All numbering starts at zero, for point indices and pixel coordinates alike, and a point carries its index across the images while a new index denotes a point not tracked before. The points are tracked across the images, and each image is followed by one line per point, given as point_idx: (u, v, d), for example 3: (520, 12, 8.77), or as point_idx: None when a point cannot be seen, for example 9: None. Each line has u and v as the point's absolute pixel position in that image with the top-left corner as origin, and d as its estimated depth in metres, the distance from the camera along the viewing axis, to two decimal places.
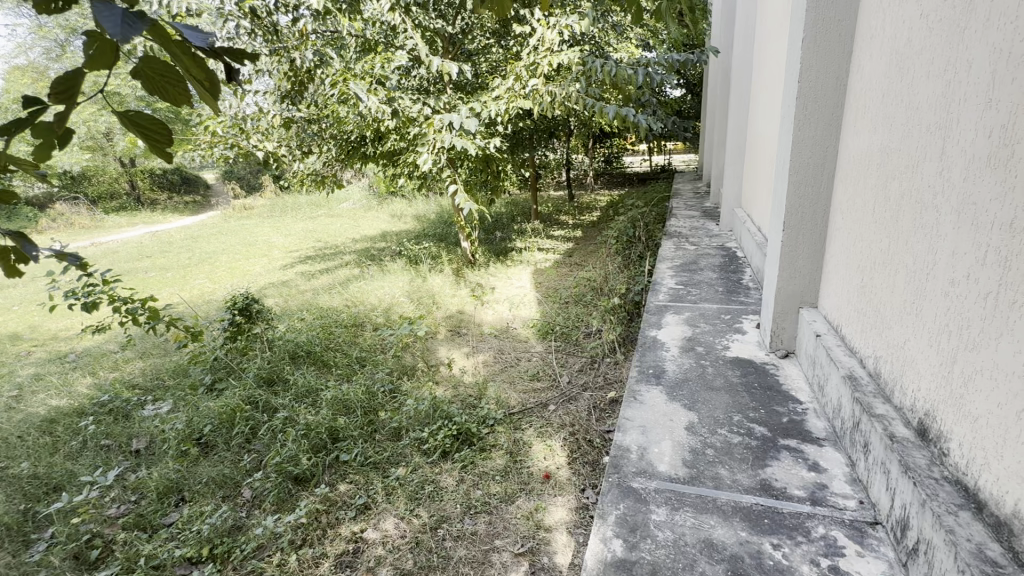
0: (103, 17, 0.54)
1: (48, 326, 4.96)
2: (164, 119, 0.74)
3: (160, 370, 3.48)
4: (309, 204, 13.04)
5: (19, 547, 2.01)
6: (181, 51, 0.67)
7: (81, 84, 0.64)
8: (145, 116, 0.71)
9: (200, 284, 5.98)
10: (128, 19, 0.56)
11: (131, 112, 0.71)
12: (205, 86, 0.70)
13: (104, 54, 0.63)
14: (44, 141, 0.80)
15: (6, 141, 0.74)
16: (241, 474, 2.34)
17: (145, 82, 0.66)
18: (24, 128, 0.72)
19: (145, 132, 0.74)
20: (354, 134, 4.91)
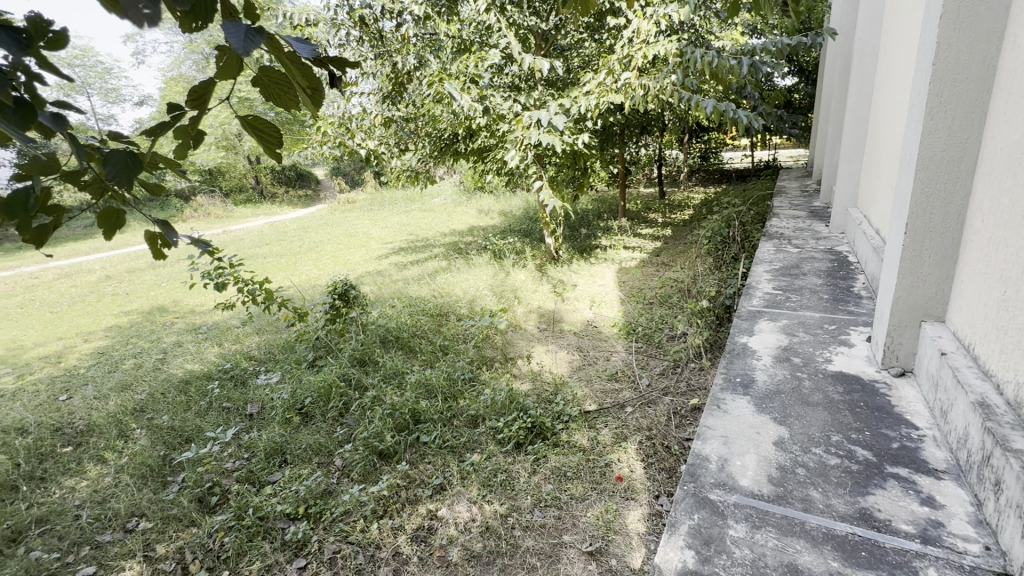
0: (229, 33, 0.61)
1: (188, 301, 5.77)
2: (277, 122, 0.83)
3: (272, 345, 3.91)
4: (405, 199, 13.84)
5: (159, 486, 2.38)
6: (293, 63, 0.74)
7: (212, 94, 0.75)
8: (261, 120, 0.81)
9: (308, 270, 6.61)
10: (249, 34, 0.63)
11: (249, 116, 0.81)
12: (308, 91, 0.78)
13: (231, 67, 0.73)
14: (185, 141, 0.93)
15: (155, 141, 0.88)
16: (334, 444, 2.57)
17: (260, 90, 0.76)
18: (169, 132, 0.84)
19: (257, 132, 0.84)
20: (447, 131, 5.12)
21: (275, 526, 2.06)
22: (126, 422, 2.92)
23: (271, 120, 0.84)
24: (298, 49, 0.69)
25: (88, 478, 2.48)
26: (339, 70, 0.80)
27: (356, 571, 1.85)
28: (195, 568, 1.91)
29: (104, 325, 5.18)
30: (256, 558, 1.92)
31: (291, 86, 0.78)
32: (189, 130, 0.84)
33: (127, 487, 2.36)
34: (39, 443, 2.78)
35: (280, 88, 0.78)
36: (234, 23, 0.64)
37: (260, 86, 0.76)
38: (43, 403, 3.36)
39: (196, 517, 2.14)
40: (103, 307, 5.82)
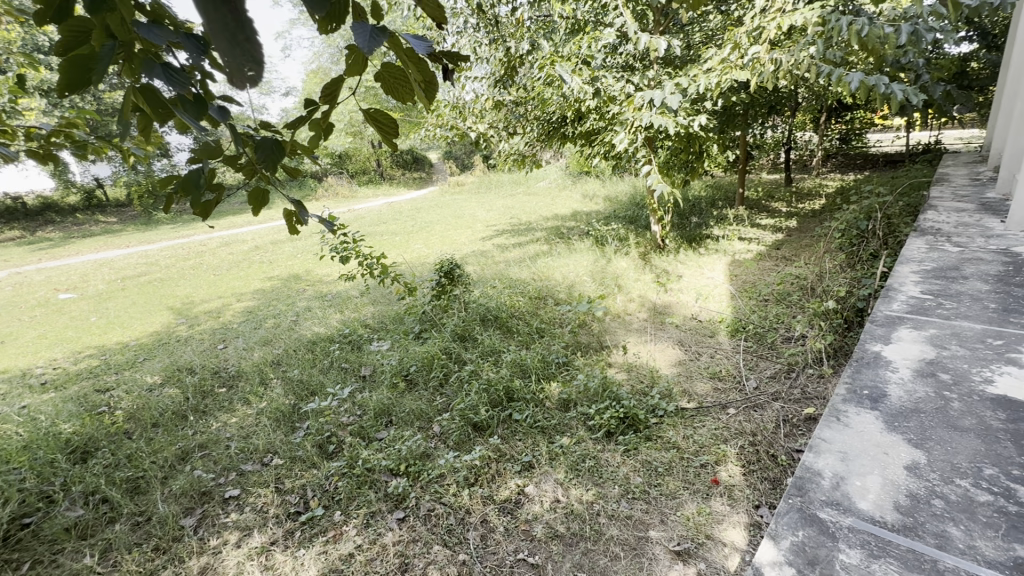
0: (357, 35, 0.67)
1: (317, 271, 6.49)
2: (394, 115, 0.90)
3: (384, 315, 4.26)
4: (512, 183, 14.11)
5: (289, 429, 2.74)
6: (410, 59, 0.78)
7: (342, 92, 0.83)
8: (381, 113, 0.87)
9: (418, 248, 7.06)
10: (372, 34, 0.68)
11: (371, 109, 0.88)
12: (423, 84, 0.81)
13: (358, 65, 0.80)
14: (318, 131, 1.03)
15: (294, 131, 0.98)
16: (434, 411, 2.75)
17: (383, 85, 0.83)
18: (310, 126, 0.96)
19: (378, 124, 0.91)
20: (556, 115, 5.10)
21: (379, 478, 2.28)
22: (266, 372, 3.39)
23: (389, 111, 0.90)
24: (416, 47, 0.73)
25: (236, 416, 2.94)
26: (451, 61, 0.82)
27: (446, 530, 1.99)
28: (314, 504, 2.19)
29: (253, 288, 6.02)
30: (363, 504, 2.14)
31: (405, 80, 0.83)
32: (323, 123, 0.95)
33: (264, 428, 2.75)
34: (202, 382, 3.35)
35: (398, 82, 0.84)
36: (361, 25, 0.70)
37: (381, 81, 0.83)
38: (207, 349, 4.02)
39: (316, 461, 2.44)
40: (252, 273, 6.77)
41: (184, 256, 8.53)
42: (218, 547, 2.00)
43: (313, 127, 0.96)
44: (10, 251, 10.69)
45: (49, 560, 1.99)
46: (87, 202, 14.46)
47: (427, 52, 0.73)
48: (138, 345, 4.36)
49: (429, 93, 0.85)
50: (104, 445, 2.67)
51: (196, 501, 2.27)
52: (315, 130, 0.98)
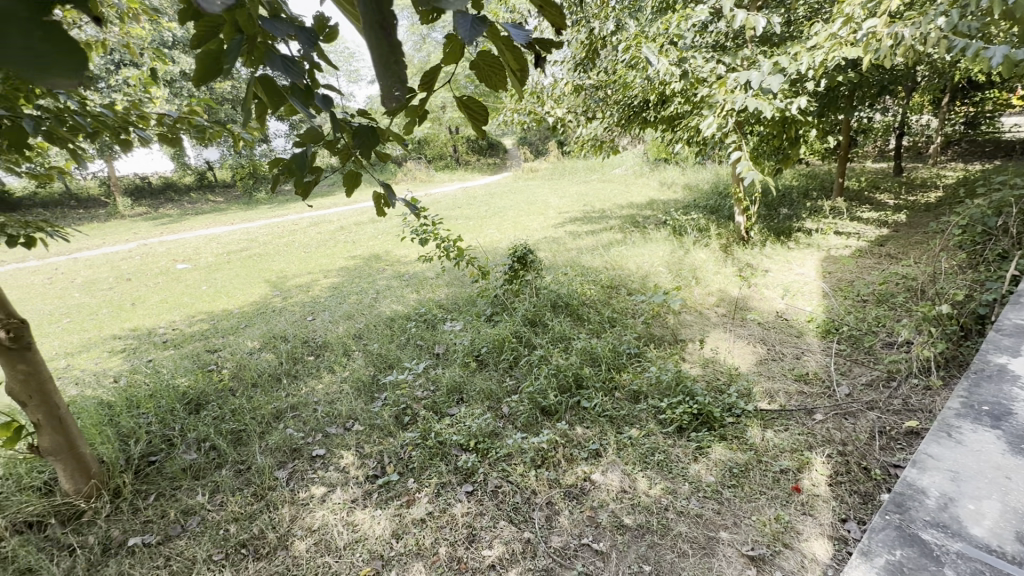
0: (458, 23, 0.66)
1: (396, 252, 6.80)
2: (485, 102, 0.87)
3: (458, 296, 4.40)
4: (586, 170, 13.87)
5: (369, 399, 2.93)
6: (506, 48, 0.75)
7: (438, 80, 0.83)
8: (474, 101, 0.85)
9: (491, 233, 7.17)
10: (474, 24, 0.66)
11: (463, 96, 0.86)
12: (516, 74, 0.78)
13: (455, 52, 0.79)
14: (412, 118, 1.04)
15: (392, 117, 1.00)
16: (503, 392, 2.81)
17: (477, 73, 0.82)
18: (406, 113, 0.98)
19: (469, 112, 0.89)
20: (637, 98, 4.93)
21: (450, 451, 2.38)
22: (349, 344, 3.63)
23: (482, 100, 0.87)
24: (513, 36, 0.71)
25: (323, 383, 3.18)
26: (547, 49, 0.79)
27: (512, 508, 2.04)
28: (390, 469, 2.33)
29: (338, 265, 6.43)
30: (434, 474, 2.25)
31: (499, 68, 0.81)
32: (420, 110, 0.96)
33: (347, 396, 2.96)
34: (294, 350, 3.65)
35: (493, 70, 0.82)
36: (462, 12, 0.69)
37: (476, 68, 0.81)
38: (298, 320, 4.37)
39: (393, 430, 2.59)
40: (338, 251, 7.23)
41: (278, 234, 9.27)
42: (306, 499, 2.19)
43: (410, 113, 0.98)
44: (139, 224, 12.19)
45: (170, 493, 2.28)
46: (200, 182, 16.10)
47: (524, 41, 0.70)
48: (241, 313, 4.83)
49: (522, 81, 0.82)
50: (213, 399, 3.00)
51: (288, 455, 2.50)
52: (410, 116, 1.00)
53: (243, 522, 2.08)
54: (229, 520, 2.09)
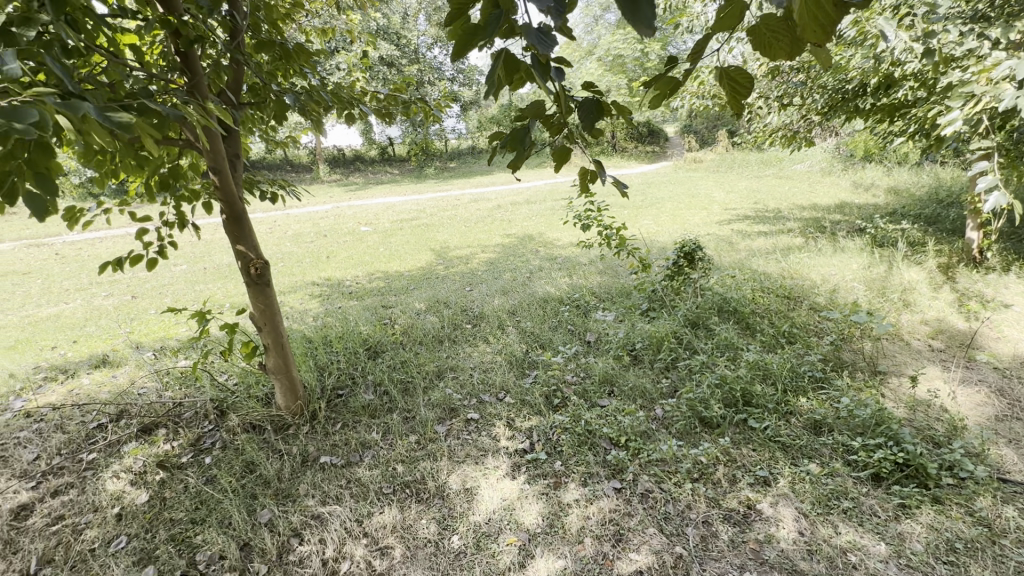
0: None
1: (550, 234, 6.89)
2: (751, 73, 0.75)
3: (611, 285, 4.29)
4: (760, 164, 12.49)
5: (521, 374, 3.01)
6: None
7: (706, 49, 0.75)
8: (741, 72, 0.75)
9: (647, 224, 6.88)
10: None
11: (728, 67, 0.76)
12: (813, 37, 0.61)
13: (732, 17, 0.70)
14: (659, 94, 0.93)
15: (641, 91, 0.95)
16: (658, 393, 2.66)
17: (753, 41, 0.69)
18: (656, 86, 0.91)
19: (732, 87, 0.79)
20: (852, 82, 4.19)
21: (599, 443, 2.33)
22: (503, 319, 3.77)
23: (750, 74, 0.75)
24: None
25: (478, 351, 3.35)
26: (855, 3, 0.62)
27: (664, 517, 1.93)
28: (539, 447, 2.37)
29: (494, 242, 6.74)
30: (583, 462, 2.22)
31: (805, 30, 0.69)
32: (674, 82, 0.88)
33: (500, 367, 3.08)
34: (455, 316, 3.91)
35: (776, 37, 0.69)
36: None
37: (753, 36, 0.69)
38: (458, 289, 4.68)
39: (543, 410, 2.62)
40: (495, 228, 7.59)
41: (442, 207, 10.05)
42: (461, 458, 2.33)
43: (659, 88, 0.92)
44: (334, 189, 14.27)
45: (352, 425, 2.62)
46: (382, 155, 18.21)
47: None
48: (410, 276, 5.34)
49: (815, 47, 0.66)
50: (387, 349, 3.36)
51: (446, 413, 2.69)
52: (659, 91, 0.92)
53: (409, 464, 2.31)
54: (397, 460, 2.34)
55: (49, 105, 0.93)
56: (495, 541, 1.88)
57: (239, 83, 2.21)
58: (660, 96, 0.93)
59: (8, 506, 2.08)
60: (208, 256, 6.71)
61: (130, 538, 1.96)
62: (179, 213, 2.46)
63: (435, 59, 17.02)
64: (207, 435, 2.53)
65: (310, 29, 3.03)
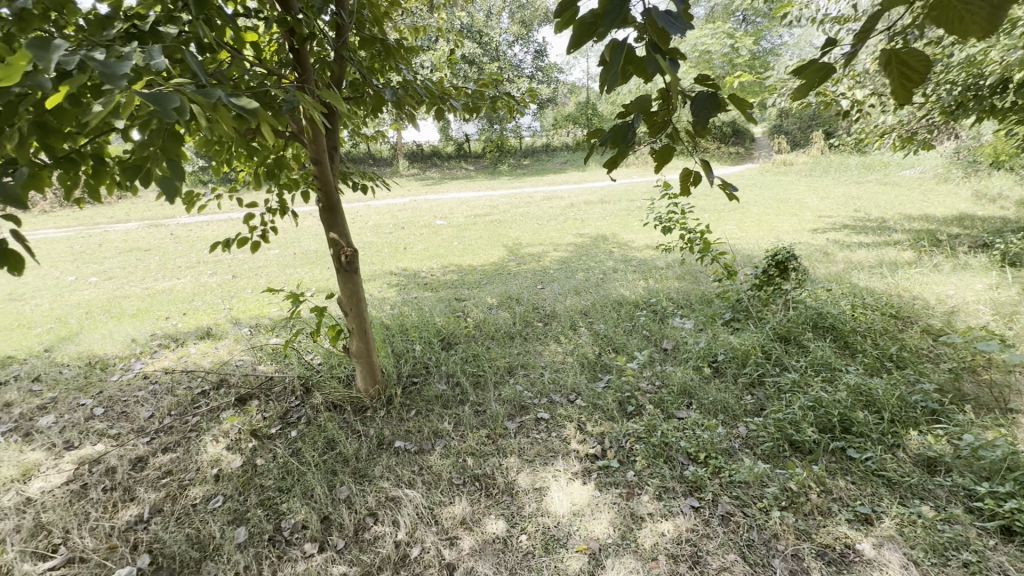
0: None
1: (624, 235, 6.71)
2: (928, 54, 0.66)
3: (690, 291, 4.09)
4: (860, 169, 11.43)
5: (593, 377, 2.94)
6: None
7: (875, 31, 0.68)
8: (917, 54, 0.67)
9: (730, 230, 6.51)
10: None
11: (900, 48, 0.68)
12: None
13: None
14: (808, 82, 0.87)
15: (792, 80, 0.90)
16: (741, 410, 2.50)
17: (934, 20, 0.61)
18: (804, 74, 0.85)
19: (904, 70, 0.71)
20: (990, 77, 3.69)
21: (676, 457, 2.21)
22: (576, 320, 3.71)
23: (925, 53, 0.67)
24: None
25: (549, 350, 3.32)
26: None
27: (746, 543, 1.80)
28: (611, 455, 2.30)
29: (567, 241, 6.67)
30: (657, 475, 2.13)
31: None
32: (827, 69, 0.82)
33: (572, 369, 3.03)
34: (526, 313, 3.90)
35: (968, 10, 0.59)
36: None
37: (937, 10, 0.61)
38: (529, 286, 4.67)
39: (616, 416, 2.54)
40: (568, 227, 7.50)
41: (515, 204, 10.11)
42: (530, 457, 2.32)
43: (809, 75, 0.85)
44: (411, 183, 14.80)
45: (425, 413, 2.68)
46: (458, 151, 18.65)
47: None
48: (483, 270, 5.41)
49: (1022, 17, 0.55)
50: (460, 342, 3.42)
51: (517, 410, 2.68)
52: (809, 79, 0.86)
53: (478, 458, 2.32)
54: (467, 452, 2.37)
55: (188, 94, 0.99)
56: (564, 546, 1.84)
57: (341, 78, 2.31)
58: (807, 86, 0.87)
59: (128, 457, 2.34)
60: (298, 242, 7.20)
61: (226, 498, 2.13)
62: (280, 200, 2.62)
63: (515, 56, 17.15)
64: (294, 409, 2.69)
65: (404, 28, 3.13)
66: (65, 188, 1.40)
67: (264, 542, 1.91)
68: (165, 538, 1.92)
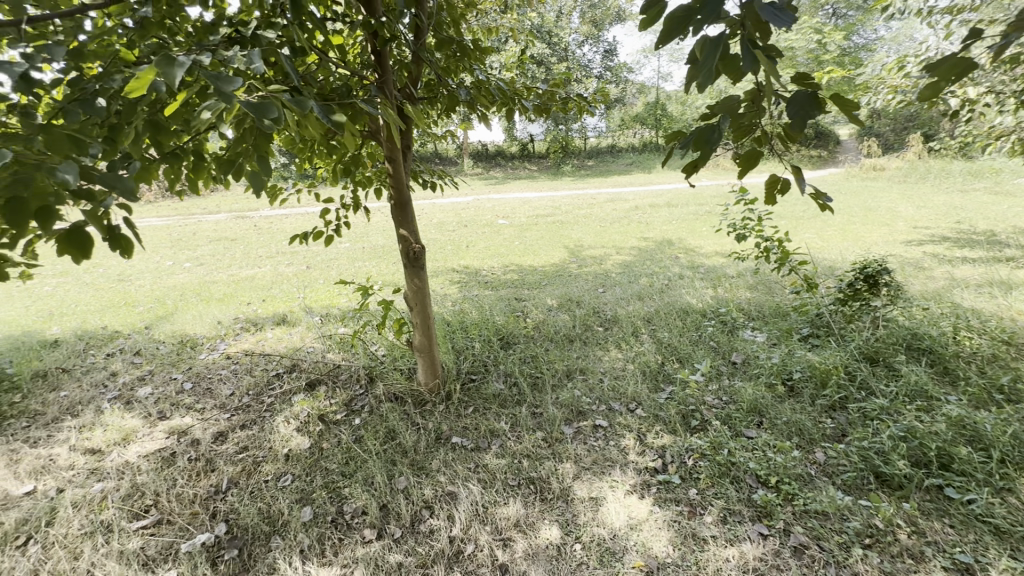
0: None
1: (692, 241, 6.44)
2: None
3: (764, 303, 3.85)
4: (965, 175, 10.31)
5: (654, 387, 2.84)
6: None
7: None
8: None
9: (810, 238, 6.07)
10: None
11: None
12: None
13: None
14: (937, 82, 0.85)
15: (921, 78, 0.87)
16: (819, 434, 2.31)
17: None
18: (938, 72, 0.83)
19: None
20: None
21: (744, 478, 2.08)
22: (638, 326, 3.60)
23: None
24: None
25: (609, 355, 3.24)
26: None
27: None
28: (672, 469, 2.20)
29: (630, 244, 6.50)
30: (723, 496, 2.01)
31: None
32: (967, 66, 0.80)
33: (632, 377, 2.94)
34: (587, 317, 3.83)
35: None
36: None
37: None
38: (590, 289, 4.59)
39: (678, 429, 2.43)
40: (632, 230, 7.31)
41: (578, 205, 10.00)
42: (587, 464, 2.27)
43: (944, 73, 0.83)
44: (475, 182, 15.05)
45: (482, 411, 2.70)
46: (522, 151, 18.73)
47: None
48: (543, 271, 5.39)
49: None
50: (518, 342, 3.42)
51: (574, 415, 2.64)
52: (943, 77, 0.84)
53: (533, 461, 2.30)
54: (523, 454, 2.35)
55: (285, 101, 1.05)
56: (620, 560, 1.79)
57: (417, 79, 2.38)
58: (940, 82, 0.84)
59: (211, 431, 2.53)
60: (368, 237, 7.53)
61: (294, 477, 2.25)
62: (355, 197, 2.73)
63: (584, 56, 16.96)
64: (358, 397, 2.80)
65: (478, 29, 3.16)
66: (168, 180, 1.53)
67: (327, 523, 2.00)
68: (240, 510, 2.05)
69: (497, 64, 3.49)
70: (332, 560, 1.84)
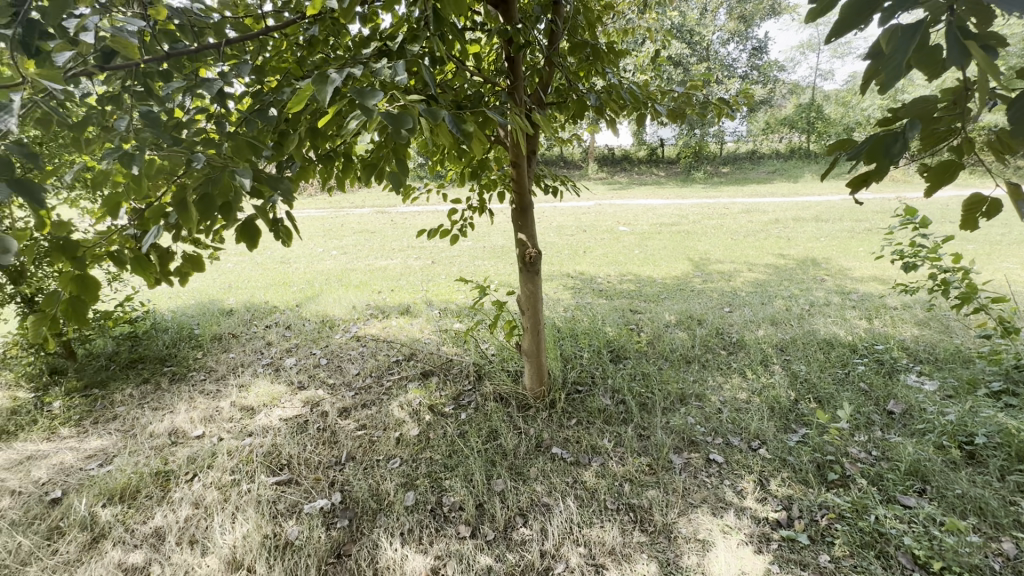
0: None
1: (844, 263, 5.61)
2: None
3: (937, 344, 3.20)
4: None
5: (783, 426, 2.50)
6: None
7: None
8: None
9: (1010, 270, 4.93)
10: None
11: None
12: None
13: None
14: None
15: None
16: (1008, 520, 1.84)
17: None
18: None
19: None
20: None
21: (895, 555, 1.73)
22: (769, 354, 3.21)
23: None
24: None
25: (731, 384, 2.94)
26: None
27: None
28: (799, 526, 1.91)
29: (766, 262, 5.87)
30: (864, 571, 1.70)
31: None
32: None
33: (757, 411, 2.63)
34: (708, 338, 3.53)
35: None
36: None
37: None
38: (714, 307, 4.24)
39: (810, 481, 2.11)
40: (769, 246, 6.60)
41: (707, 215, 9.33)
42: (696, 501, 2.07)
43: None
44: (598, 187, 14.83)
45: (586, 424, 2.61)
46: (650, 156, 18.00)
47: None
48: (662, 284, 5.10)
49: None
50: (629, 357, 3.26)
51: (685, 444, 2.43)
52: None
53: (636, 486, 2.17)
54: (625, 478, 2.23)
55: (419, 112, 1.10)
56: None
57: (547, 84, 2.38)
58: None
59: (338, 405, 2.81)
60: (489, 238, 7.81)
61: (402, 461, 2.39)
62: (480, 199, 2.82)
63: (728, 56, 15.77)
64: (466, 393, 2.90)
65: (612, 31, 3.06)
66: (322, 179, 1.71)
67: (427, 511, 2.09)
68: (354, 483, 2.23)
69: (631, 67, 3.35)
70: (427, 548, 1.91)
